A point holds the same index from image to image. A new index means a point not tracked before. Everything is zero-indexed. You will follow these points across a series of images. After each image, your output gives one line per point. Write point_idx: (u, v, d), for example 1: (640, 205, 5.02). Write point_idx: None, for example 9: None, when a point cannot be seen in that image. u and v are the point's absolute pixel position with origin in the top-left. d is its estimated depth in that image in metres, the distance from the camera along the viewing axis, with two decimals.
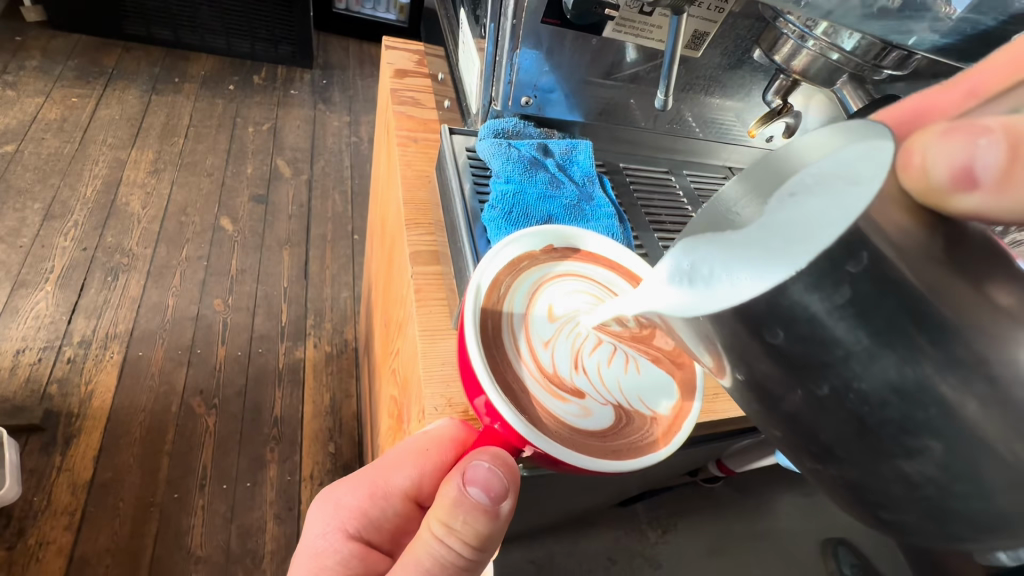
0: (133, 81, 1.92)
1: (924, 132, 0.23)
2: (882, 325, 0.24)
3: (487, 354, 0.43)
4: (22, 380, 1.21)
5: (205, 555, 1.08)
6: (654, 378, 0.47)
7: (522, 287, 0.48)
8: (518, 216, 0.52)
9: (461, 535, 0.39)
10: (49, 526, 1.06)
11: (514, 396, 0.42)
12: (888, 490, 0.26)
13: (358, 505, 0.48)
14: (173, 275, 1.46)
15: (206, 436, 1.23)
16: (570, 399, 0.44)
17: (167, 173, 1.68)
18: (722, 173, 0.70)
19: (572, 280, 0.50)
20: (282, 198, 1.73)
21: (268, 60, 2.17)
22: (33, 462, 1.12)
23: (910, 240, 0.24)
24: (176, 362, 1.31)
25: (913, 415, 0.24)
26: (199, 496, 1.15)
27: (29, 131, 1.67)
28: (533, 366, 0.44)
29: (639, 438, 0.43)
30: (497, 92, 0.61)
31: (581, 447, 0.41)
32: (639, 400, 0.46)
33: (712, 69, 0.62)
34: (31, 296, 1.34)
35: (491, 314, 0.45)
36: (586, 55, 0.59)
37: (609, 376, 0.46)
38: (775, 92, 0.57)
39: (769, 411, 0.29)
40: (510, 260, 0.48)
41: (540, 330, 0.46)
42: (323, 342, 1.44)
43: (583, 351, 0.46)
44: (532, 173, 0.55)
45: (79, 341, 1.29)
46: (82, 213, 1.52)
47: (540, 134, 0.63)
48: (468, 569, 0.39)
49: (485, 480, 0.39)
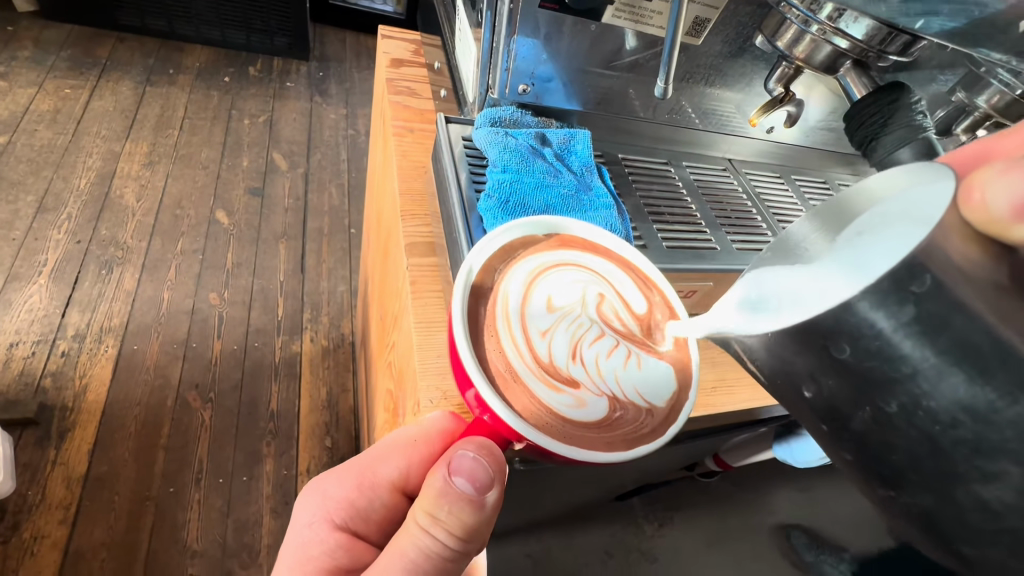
0: (126, 72, 1.90)
1: (980, 170, 0.24)
2: (950, 342, 0.24)
3: (476, 344, 0.42)
4: (16, 373, 1.20)
5: (201, 549, 1.08)
6: (653, 371, 0.46)
7: (518, 275, 0.46)
8: (515, 205, 0.51)
9: (447, 525, 0.38)
10: (44, 521, 1.06)
11: (506, 388, 0.41)
12: (964, 518, 0.25)
13: (345, 496, 0.48)
14: (169, 267, 1.45)
15: (202, 430, 1.22)
16: (565, 390, 0.43)
17: (162, 165, 1.67)
18: (722, 165, 0.69)
19: (570, 269, 0.48)
20: (278, 190, 1.72)
21: (263, 51, 2.15)
22: (28, 456, 1.12)
23: (980, 268, 0.24)
24: (172, 356, 1.30)
25: (988, 438, 0.23)
26: (195, 490, 1.14)
27: (21, 123, 1.65)
28: (527, 357, 0.43)
29: (634, 431, 0.42)
30: (494, 80, 0.60)
31: (575, 440, 0.40)
32: (636, 392, 0.44)
33: (712, 58, 0.61)
34: (25, 289, 1.32)
35: (483, 304, 0.45)
36: (586, 41, 0.58)
37: (607, 367, 0.45)
38: (777, 79, 0.56)
39: (837, 433, 0.28)
40: (505, 248, 0.48)
41: (536, 320, 0.45)
42: (320, 336, 1.43)
43: (582, 342, 0.45)
44: (530, 162, 0.54)
45: (74, 335, 1.28)
46: (77, 205, 1.51)
47: (538, 123, 0.62)
48: (453, 561, 0.39)
49: (471, 471, 0.39)
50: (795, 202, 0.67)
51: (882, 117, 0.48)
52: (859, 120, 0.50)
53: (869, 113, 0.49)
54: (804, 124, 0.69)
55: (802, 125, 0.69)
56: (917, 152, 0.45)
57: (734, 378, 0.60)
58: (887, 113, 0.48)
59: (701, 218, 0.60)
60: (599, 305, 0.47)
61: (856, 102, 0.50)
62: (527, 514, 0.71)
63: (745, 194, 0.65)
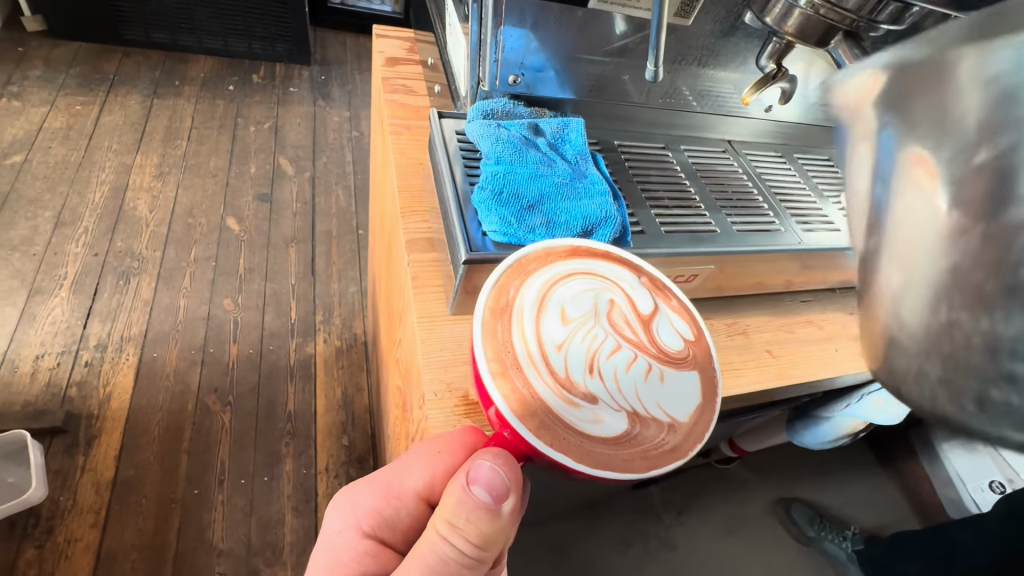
0: (134, 86, 1.93)
1: None
2: None
3: (495, 362, 0.42)
4: (43, 384, 1.24)
5: (227, 549, 1.11)
6: (675, 384, 0.44)
7: (533, 289, 0.45)
8: (509, 196, 0.51)
9: (465, 533, 0.40)
10: (76, 524, 1.09)
11: (524, 404, 0.40)
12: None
13: (375, 504, 0.49)
14: (183, 276, 1.48)
15: (222, 433, 1.25)
16: (584, 405, 0.41)
17: (172, 176, 1.70)
18: (722, 146, 0.68)
19: (584, 281, 0.47)
20: (286, 195, 1.74)
21: (266, 58, 2.17)
22: (58, 462, 1.16)
23: None
24: (190, 361, 1.34)
25: None
26: (219, 491, 1.17)
27: (36, 140, 1.69)
28: (543, 371, 0.42)
29: (654, 447, 0.41)
30: (483, 72, 0.60)
31: (592, 459, 0.39)
32: (657, 405, 0.43)
33: (705, 38, 0.60)
34: (47, 303, 1.36)
35: (502, 320, 0.44)
36: (573, 28, 0.58)
37: (626, 381, 0.43)
38: (769, 55, 0.55)
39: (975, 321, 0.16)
40: (519, 262, 0.47)
41: (551, 333, 0.43)
42: (333, 336, 1.46)
43: (598, 355, 0.43)
44: (523, 153, 0.55)
45: (96, 345, 1.32)
46: (92, 219, 1.54)
47: (530, 113, 0.61)
48: (473, 567, 0.40)
49: (488, 480, 0.39)
50: (800, 181, 0.66)
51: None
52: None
53: None
54: (802, 101, 0.68)
55: (801, 102, 0.68)
56: None
57: (740, 361, 0.60)
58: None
59: (699, 201, 0.59)
60: (614, 317, 0.46)
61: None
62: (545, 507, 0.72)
63: (747, 175, 0.65)
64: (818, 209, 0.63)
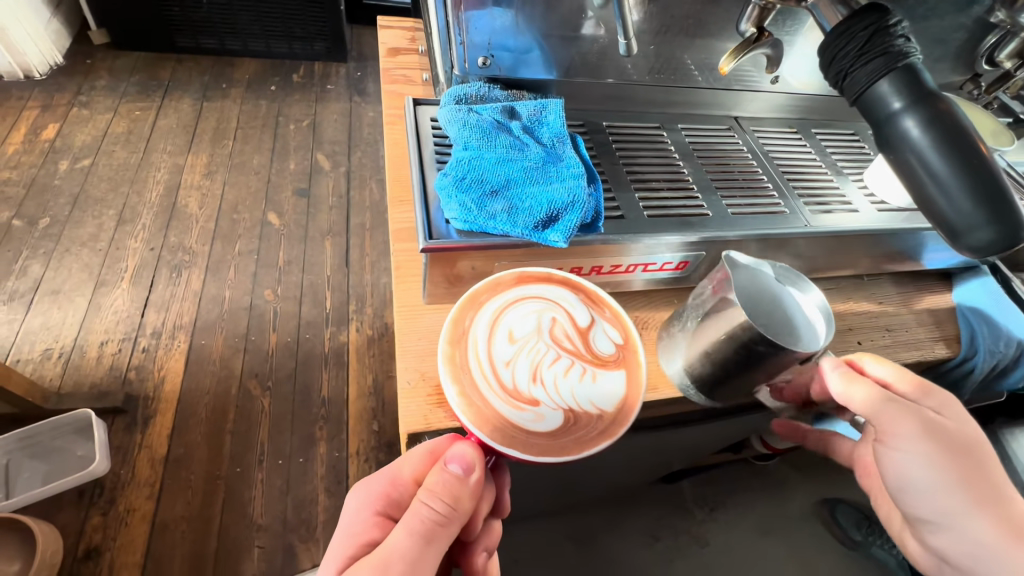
0: (186, 90, 2.06)
1: (808, 327, 0.48)
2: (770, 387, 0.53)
3: (452, 384, 0.42)
4: (106, 367, 1.36)
5: (266, 524, 1.18)
6: (610, 384, 0.44)
7: (484, 318, 0.46)
8: (473, 180, 0.50)
9: (440, 495, 0.41)
10: (134, 495, 1.19)
11: (479, 416, 0.41)
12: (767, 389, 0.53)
13: (378, 490, 0.46)
14: (229, 268, 1.57)
15: (262, 416, 1.33)
16: (528, 408, 0.42)
17: (219, 174, 1.80)
18: (726, 124, 0.65)
19: (531, 302, 0.47)
20: (323, 189, 1.81)
21: (305, 57, 2.26)
22: (119, 439, 1.27)
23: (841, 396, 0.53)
24: (234, 349, 1.42)
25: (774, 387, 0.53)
26: (258, 470, 1.25)
27: (102, 144, 1.84)
28: (494, 385, 0.43)
29: (589, 432, 0.41)
30: (453, 57, 0.59)
31: (536, 449, 0.40)
32: (591, 402, 0.43)
33: (688, 6, 0.56)
34: (110, 294, 1.49)
35: (458, 346, 0.45)
36: (541, 6, 0.55)
37: (566, 386, 0.43)
38: (748, 19, 0.51)
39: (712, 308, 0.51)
40: (472, 293, 0.48)
41: (499, 351, 0.44)
42: (365, 325, 1.51)
43: (542, 365, 0.44)
44: (492, 138, 0.54)
45: (152, 332, 1.43)
46: (149, 216, 1.67)
47: (506, 96, 0.60)
48: (448, 529, 0.41)
49: (460, 456, 0.43)
50: (814, 158, 0.62)
51: (856, 45, 0.41)
52: (828, 54, 0.43)
53: (836, 43, 0.42)
54: (805, 69, 0.64)
55: (803, 70, 0.64)
56: (898, 84, 0.40)
57: None
58: (861, 41, 0.41)
59: (693, 181, 0.56)
60: (556, 332, 0.46)
61: (828, 33, 0.43)
62: (560, 497, 0.72)
63: (751, 153, 0.61)
64: (837, 188, 0.58)
